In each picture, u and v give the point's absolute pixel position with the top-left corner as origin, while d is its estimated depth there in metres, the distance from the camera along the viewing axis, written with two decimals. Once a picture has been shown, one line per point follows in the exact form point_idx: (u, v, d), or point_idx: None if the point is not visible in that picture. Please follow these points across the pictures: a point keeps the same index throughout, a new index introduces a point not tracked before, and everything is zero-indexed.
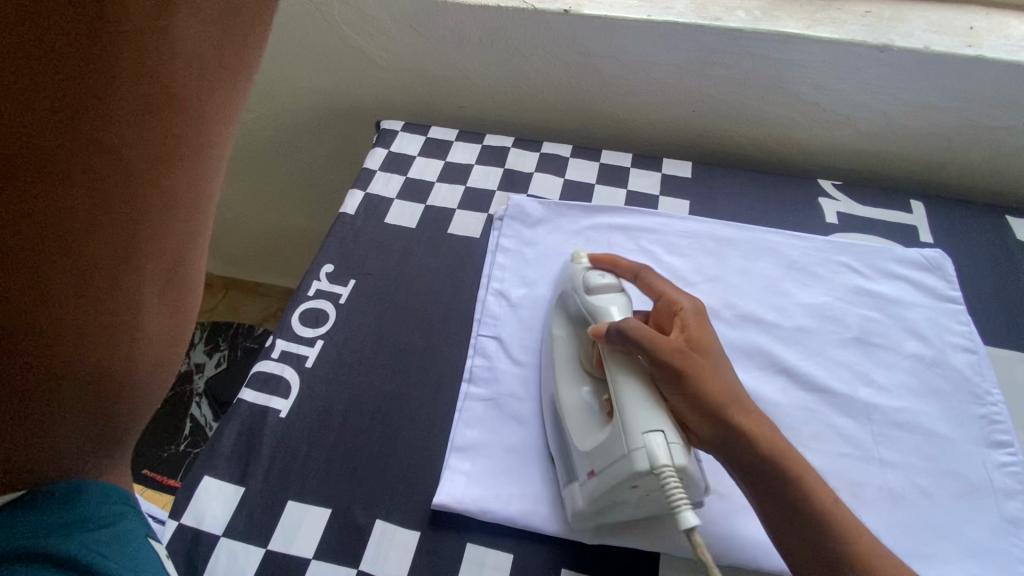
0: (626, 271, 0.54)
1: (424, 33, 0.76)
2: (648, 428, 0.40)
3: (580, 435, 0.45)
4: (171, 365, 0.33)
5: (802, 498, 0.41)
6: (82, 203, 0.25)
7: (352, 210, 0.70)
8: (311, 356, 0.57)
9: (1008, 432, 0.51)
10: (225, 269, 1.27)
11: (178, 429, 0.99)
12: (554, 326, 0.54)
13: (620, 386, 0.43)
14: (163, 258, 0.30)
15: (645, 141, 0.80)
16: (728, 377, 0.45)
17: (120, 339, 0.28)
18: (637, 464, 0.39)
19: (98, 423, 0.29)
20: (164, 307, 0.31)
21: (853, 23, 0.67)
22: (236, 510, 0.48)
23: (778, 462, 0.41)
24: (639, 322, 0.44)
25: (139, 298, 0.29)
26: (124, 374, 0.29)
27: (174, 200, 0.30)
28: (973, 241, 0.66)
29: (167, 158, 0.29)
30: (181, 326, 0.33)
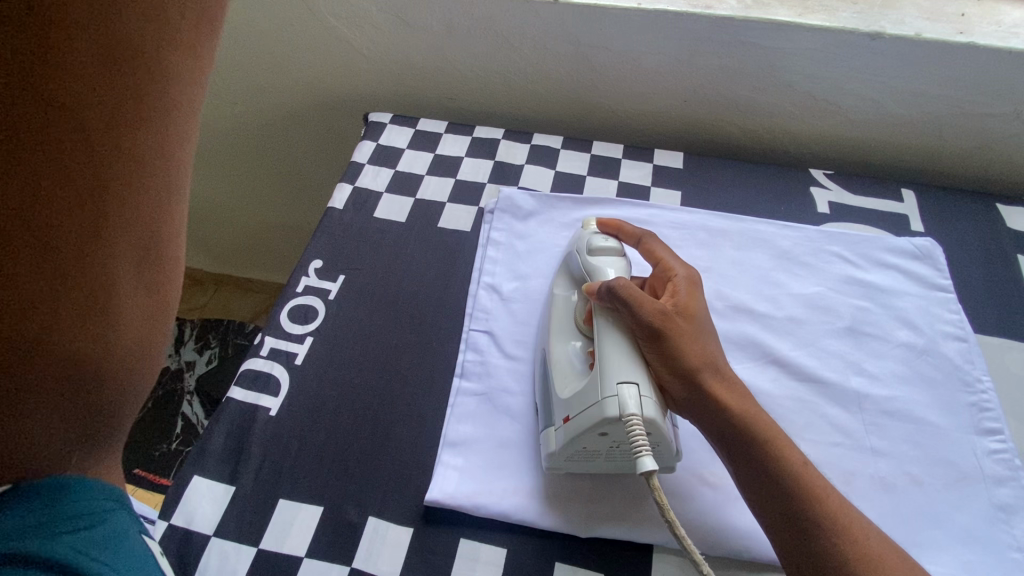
0: (632, 235, 0.55)
1: (412, 24, 0.75)
2: (624, 379, 0.42)
3: (561, 384, 0.47)
4: (156, 358, 0.30)
5: (772, 464, 0.41)
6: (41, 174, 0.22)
7: (341, 205, 0.69)
8: (301, 353, 0.57)
9: (999, 419, 0.51)
10: (213, 265, 1.26)
11: (169, 427, 0.98)
12: (555, 286, 0.54)
13: (603, 339, 0.45)
14: (141, 234, 0.26)
15: (637, 132, 0.80)
16: (710, 344, 0.45)
17: (96, 333, 0.25)
18: (608, 409, 0.41)
19: (83, 420, 0.27)
20: (143, 295, 0.27)
21: (845, 10, 0.66)
22: (227, 510, 0.47)
23: (750, 424, 0.42)
24: (630, 282, 0.45)
25: (114, 286, 0.25)
26: (102, 375, 0.26)
27: (146, 158, 0.25)
28: (964, 229, 0.66)
29: (132, 108, 0.24)
30: (164, 313, 0.29)
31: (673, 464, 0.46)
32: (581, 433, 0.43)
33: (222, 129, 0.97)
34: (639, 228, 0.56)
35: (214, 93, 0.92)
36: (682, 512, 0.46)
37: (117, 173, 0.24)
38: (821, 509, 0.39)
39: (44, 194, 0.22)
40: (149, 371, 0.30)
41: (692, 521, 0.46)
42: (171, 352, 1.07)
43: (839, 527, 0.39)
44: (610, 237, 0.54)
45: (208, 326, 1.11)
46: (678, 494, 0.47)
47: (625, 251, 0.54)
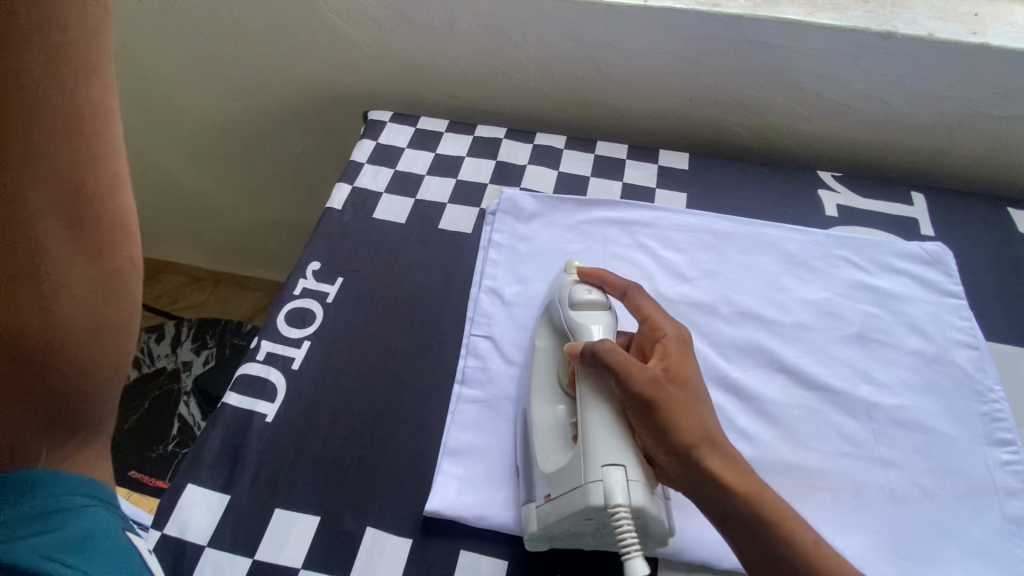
0: (617, 288, 0.51)
1: (412, 20, 0.73)
2: (610, 461, 0.40)
3: (543, 457, 0.45)
4: (116, 338, 0.30)
5: (782, 550, 0.38)
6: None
7: (339, 205, 0.67)
8: (298, 358, 0.55)
9: (1011, 430, 0.50)
10: (211, 263, 1.25)
11: (166, 428, 0.97)
12: (536, 339, 0.52)
13: (589, 413, 0.42)
14: (60, 187, 0.26)
15: (641, 132, 0.78)
16: (705, 415, 0.43)
17: (23, 290, 0.26)
18: (593, 497, 0.39)
19: (51, 399, 0.29)
20: (87, 305, 0.28)
21: (855, 9, 0.65)
22: (221, 519, 0.46)
23: (747, 502, 0.39)
24: (618, 348, 0.43)
25: (37, 242, 0.26)
26: (46, 342, 0.27)
27: (56, 107, 0.26)
28: (975, 234, 0.65)
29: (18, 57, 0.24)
30: (119, 318, 0.30)
31: (666, 541, 0.42)
32: (566, 517, 0.40)
33: (220, 125, 0.96)
34: (625, 279, 0.53)
35: (212, 90, 0.90)
36: (688, 525, 0.45)
37: (18, 123, 0.25)
38: None
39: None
40: (116, 346, 0.30)
41: (698, 534, 0.45)
42: (168, 352, 1.05)
43: None
44: (593, 287, 0.51)
45: (205, 325, 1.10)
46: (683, 506, 0.46)
47: (611, 305, 0.50)
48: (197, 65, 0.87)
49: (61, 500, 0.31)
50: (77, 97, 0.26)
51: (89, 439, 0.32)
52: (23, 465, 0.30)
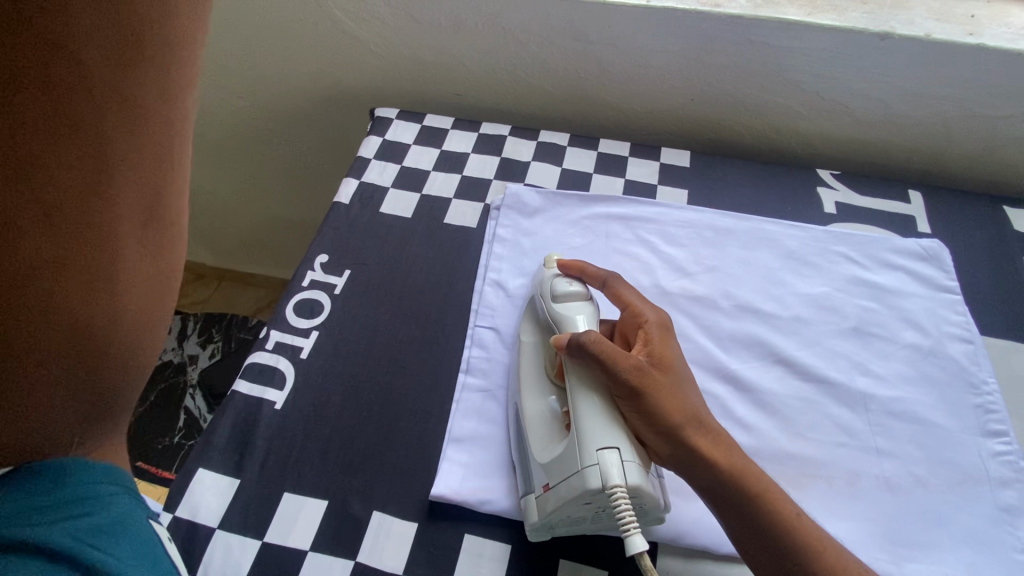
0: (596, 278, 0.53)
1: (419, 19, 0.74)
2: (604, 444, 0.41)
3: (539, 447, 0.45)
4: (154, 342, 0.31)
5: (770, 519, 0.40)
6: (48, 127, 0.23)
7: (346, 199, 0.69)
8: (306, 347, 0.57)
9: (1004, 421, 0.51)
10: (217, 259, 1.26)
11: (172, 421, 0.98)
12: (523, 333, 0.53)
13: (578, 401, 0.43)
14: (140, 192, 0.27)
15: (643, 131, 0.80)
16: (688, 394, 0.44)
17: (101, 294, 0.26)
18: (590, 480, 0.40)
19: (90, 403, 0.29)
20: (145, 301, 0.29)
21: (855, 10, 0.66)
22: (231, 503, 0.47)
23: (734, 475, 0.42)
24: (600, 337, 0.44)
25: (120, 248, 0.27)
26: (107, 346, 0.27)
27: (147, 120, 0.27)
28: (971, 231, 0.66)
29: (130, 71, 0.25)
30: (164, 315, 0.31)
31: (661, 516, 0.44)
32: (566, 504, 0.41)
33: (226, 122, 0.97)
34: (603, 268, 0.55)
35: (220, 87, 0.92)
36: (687, 511, 0.46)
37: (121, 131, 0.26)
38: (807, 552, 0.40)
39: (45, 145, 0.23)
40: (151, 349, 0.31)
41: (696, 519, 0.46)
42: (175, 346, 1.07)
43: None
44: (575, 279, 0.53)
45: (211, 320, 1.12)
46: (681, 492, 0.47)
47: (592, 295, 0.52)
48: (207, 63, 0.89)
49: (93, 488, 0.30)
50: (161, 114, 0.28)
51: (103, 441, 0.32)
52: (50, 459, 0.29)
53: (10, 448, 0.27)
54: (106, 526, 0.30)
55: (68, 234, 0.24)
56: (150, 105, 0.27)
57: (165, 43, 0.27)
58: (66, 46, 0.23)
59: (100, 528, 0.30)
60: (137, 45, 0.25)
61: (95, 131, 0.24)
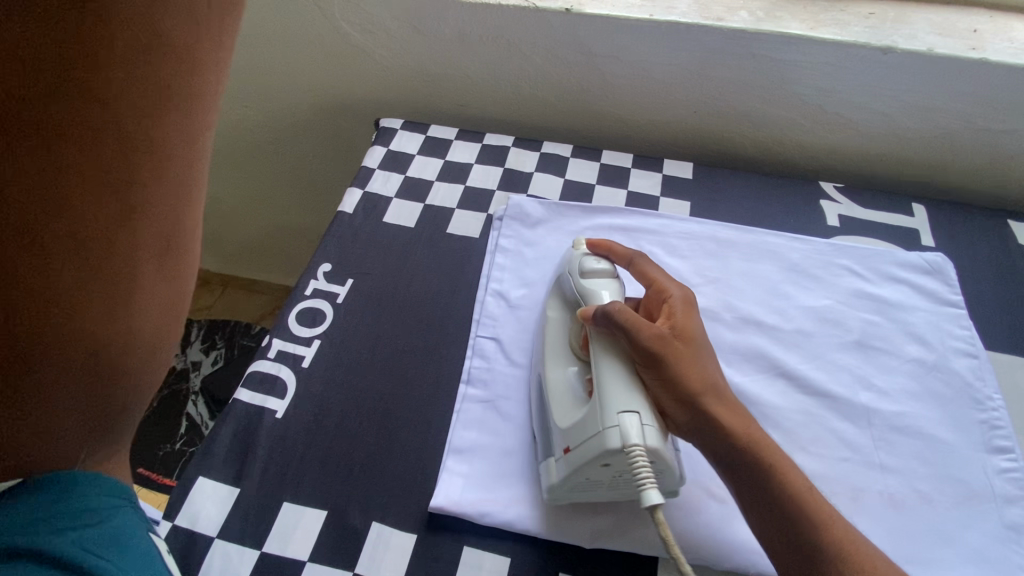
0: (622, 257, 0.54)
1: (424, 31, 0.75)
2: (624, 407, 0.41)
3: (560, 412, 0.46)
4: (162, 356, 0.37)
5: (779, 489, 0.40)
6: (76, 166, 0.30)
7: (350, 209, 0.69)
8: (308, 356, 0.57)
9: (1009, 437, 0.51)
10: (222, 266, 1.27)
11: (174, 428, 0.98)
12: (547, 308, 0.53)
13: (600, 367, 0.44)
14: (157, 224, 0.34)
15: (646, 142, 0.80)
16: (709, 366, 0.44)
17: (114, 310, 0.33)
18: (610, 440, 0.40)
19: (98, 404, 0.34)
20: (148, 323, 0.35)
21: (857, 24, 0.66)
22: (231, 512, 0.47)
23: (750, 449, 0.41)
24: (624, 305, 0.44)
25: (133, 269, 0.33)
26: (120, 356, 0.34)
27: (167, 158, 0.34)
28: (975, 245, 0.66)
29: (152, 125, 0.32)
30: (167, 338, 0.37)
31: (678, 488, 0.44)
32: (583, 464, 0.41)
33: (234, 131, 0.98)
34: (630, 248, 0.55)
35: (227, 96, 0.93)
36: (689, 525, 0.46)
37: (141, 170, 0.32)
38: (821, 531, 0.39)
39: (72, 177, 0.30)
40: (163, 358, 0.38)
41: (698, 533, 0.45)
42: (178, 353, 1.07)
43: (847, 556, 0.38)
44: (603, 257, 0.53)
45: (215, 328, 1.12)
46: (683, 507, 0.47)
47: (617, 273, 0.52)
48: None
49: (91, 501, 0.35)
50: (183, 161, 0.35)
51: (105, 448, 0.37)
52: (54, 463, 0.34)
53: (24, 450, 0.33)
54: (108, 539, 0.34)
55: (90, 256, 0.31)
56: (173, 148, 0.34)
57: (186, 97, 0.34)
58: (99, 101, 0.30)
59: (101, 541, 0.33)
60: (165, 96, 0.32)
61: (116, 181, 0.31)
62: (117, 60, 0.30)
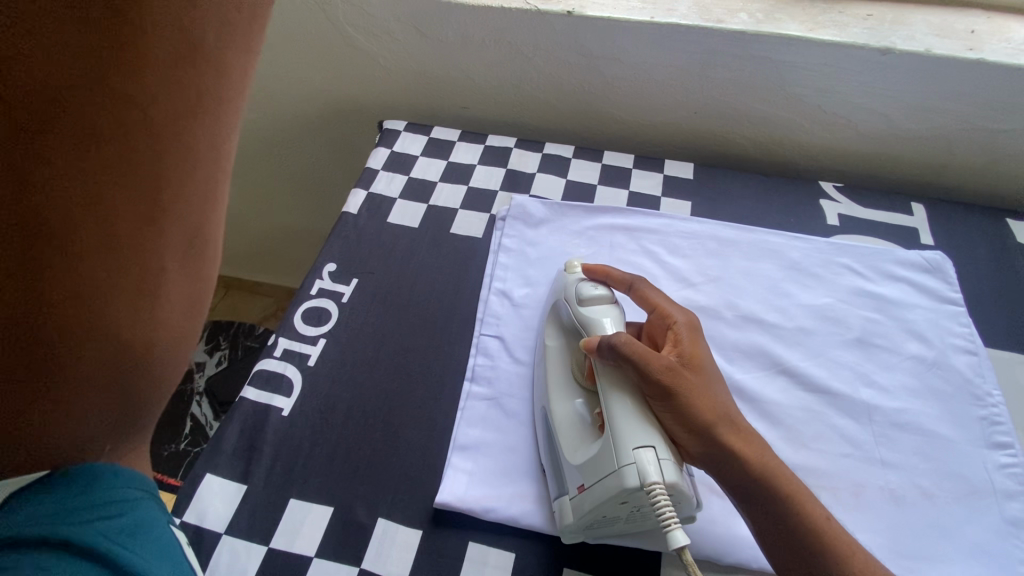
0: (621, 282, 0.54)
1: (427, 34, 0.76)
2: (640, 443, 0.41)
3: (571, 448, 0.46)
4: (184, 359, 0.34)
5: (796, 516, 0.41)
6: (110, 164, 0.25)
7: (355, 209, 0.70)
8: (314, 354, 0.57)
9: (1009, 433, 0.51)
10: (225, 268, 1.28)
11: (179, 428, 0.99)
12: (546, 337, 0.54)
13: (610, 402, 0.44)
14: (189, 221, 0.30)
15: (647, 143, 0.81)
16: (719, 395, 0.45)
17: (148, 318, 0.29)
18: (628, 479, 0.40)
19: (120, 416, 0.31)
20: (180, 331, 0.31)
21: (856, 25, 0.67)
22: (238, 508, 0.48)
23: (766, 478, 0.42)
24: (630, 337, 0.45)
25: (166, 272, 0.29)
26: (148, 364, 0.30)
27: (198, 150, 0.29)
28: (974, 243, 0.67)
29: (189, 116, 0.28)
30: (195, 340, 0.34)
31: (694, 514, 0.44)
32: (603, 504, 0.41)
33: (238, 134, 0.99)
34: (627, 273, 0.56)
35: None
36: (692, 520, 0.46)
37: (176, 165, 0.28)
38: (839, 557, 0.40)
39: (106, 175, 0.25)
40: (189, 357, 0.34)
41: (701, 529, 0.46)
42: None
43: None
44: (600, 283, 0.53)
45: (219, 329, 1.13)
46: None
47: (616, 299, 0.53)
48: None
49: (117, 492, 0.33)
50: (214, 150, 0.31)
51: (126, 447, 0.34)
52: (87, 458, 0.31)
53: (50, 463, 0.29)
54: (132, 531, 0.33)
55: (122, 264, 0.27)
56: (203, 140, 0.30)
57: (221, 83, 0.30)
58: (134, 96, 0.25)
59: (126, 531, 0.33)
60: (195, 84, 0.28)
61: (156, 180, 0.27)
62: (150, 39, 0.25)
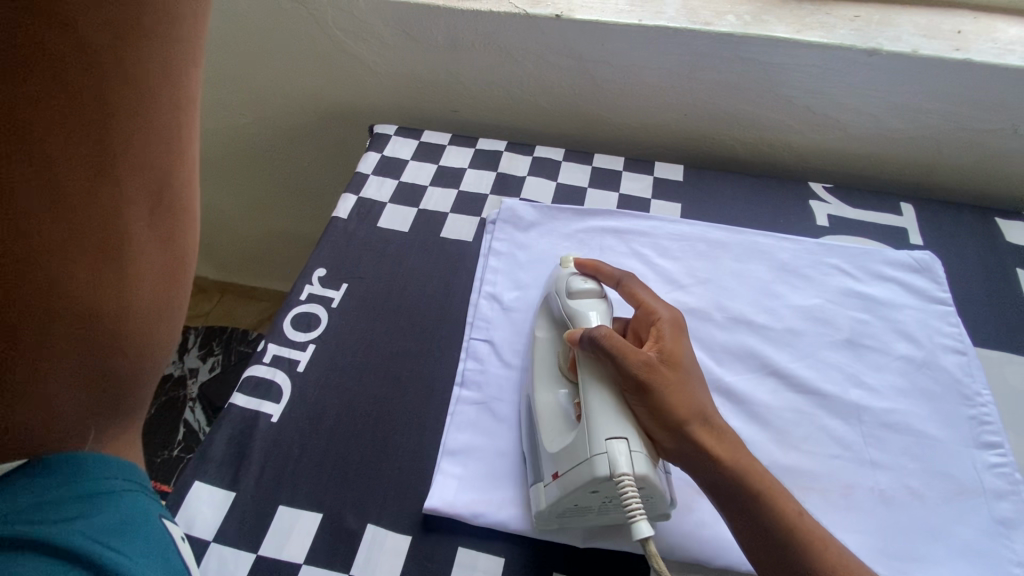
0: (610, 277, 0.54)
1: (417, 37, 0.76)
2: (612, 434, 0.41)
3: (549, 435, 0.46)
4: (165, 333, 0.34)
5: (768, 514, 0.41)
6: (49, 104, 0.26)
7: (345, 214, 0.70)
8: (303, 360, 0.57)
9: (998, 433, 0.51)
10: (219, 273, 1.27)
11: (171, 434, 0.98)
12: (535, 329, 0.54)
13: (588, 393, 0.44)
14: (150, 179, 0.30)
15: (638, 145, 0.81)
16: (698, 392, 0.45)
17: (108, 276, 0.29)
18: (598, 468, 0.40)
19: (96, 379, 0.31)
20: (149, 292, 0.32)
21: (843, 27, 0.67)
22: (226, 515, 0.48)
23: (740, 476, 0.42)
24: (611, 331, 0.45)
25: (126, 229, 0.30)
26: (119, 326, 0.31)
27: (153, 96, 0.29)
28: (963, 243, 0.67)
29: (137, 64, 0.28)
30: (172, 305, 0.34)
31: (668, 512, 0.44)
32: (572, 493, 0.42)
33: (230, 139, 0.98)
34: (617, 268, 0.56)
35: (222, 104, 0.93)
36: (679, 523, 0.46)
37: (126, 114, 0.28)
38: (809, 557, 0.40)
39: (51, 127, 0.26)
40: (169, 330, 0.34)
41: (689, 533, 0.46)
42: (175, 359, 1.08)
43: None
44: (590, 277, 0.54)
45: (212, 334, 1.12)
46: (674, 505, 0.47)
47: (605, 293, 0.53)
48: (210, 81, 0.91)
49: (103, 483, 0.33)
50: (174, 104, 0.30)
51: (112, 425, 0.35)
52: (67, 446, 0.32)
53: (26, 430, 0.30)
54: (117, 528, 0.32)
55: (72, 214, 0.27)
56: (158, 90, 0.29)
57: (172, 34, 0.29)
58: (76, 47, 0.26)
59: (111, 529, 0.31)
60: (145, 39, 0.28)
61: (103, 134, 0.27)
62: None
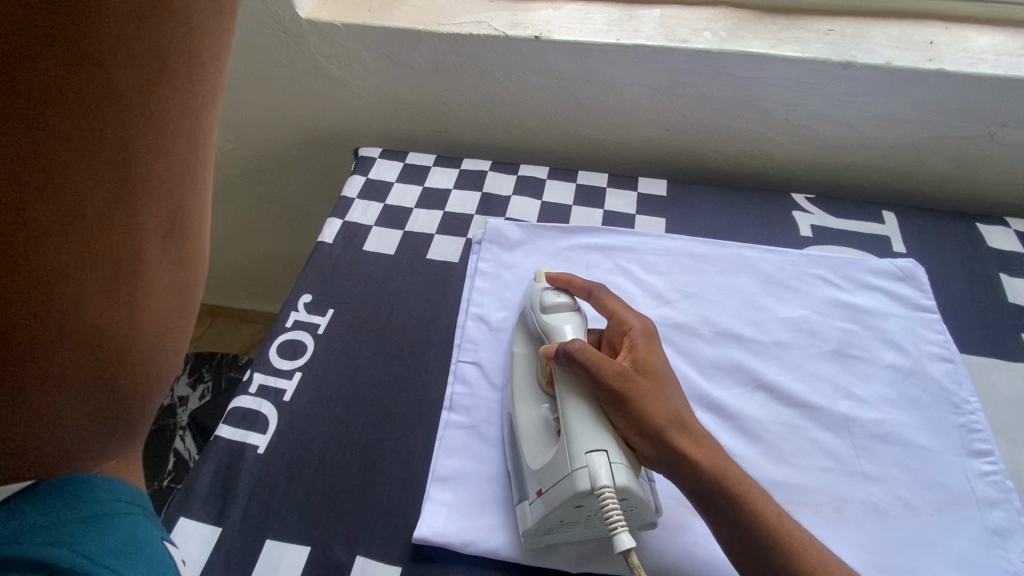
0: (581, 289, 0.54)
1: (399, 62, 0.77)
2: (592, 447, 0.41)
3: (531, 454, 0.46)
4: (175, 356, 0.32)
5: (751, 521, 0.40)
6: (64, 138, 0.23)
7: (330, 239, 0.70)
8: (289, 390, 0.57)
9: (988, 440, 0.51)
10: (209, 297, 1.27)
11: (162, 464, 0.97)
12: (513, 346, 0.54)
13: (566, 406, 0.44)
14: (165, 205, 0.28)
15: (622, 161, 0.81)
16: (673, 398, 0.45)
17: (123, 310, 0.27)
18: (580, 482, 0.40)
19: (106, 417, 0.29)
20: (162, 323, 0.29)
21: (816, 41, 0.68)
22: (213, 551, 0.46)
23: (720, 481, 0.41)
24: (586, 344, 0.45)
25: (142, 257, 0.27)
26: (130, 364, 0.28)
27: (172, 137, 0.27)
28: (945, 250, 0.67)
29: (152, 90, 0.25)
30: (183, 329, 0.32)
31: (655, 520, 0.45)
32: (556, 509, 0.41)
33: (217, 165, 0.98)
34: (589, 279, 0.56)
35: None
36: (671, 544, 0.46)
37: (143, 141, 0.25)
38: (796, 562, 0.39)
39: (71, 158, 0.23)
40: (177, 356, 0.32)
41: (683, 553, 0.45)
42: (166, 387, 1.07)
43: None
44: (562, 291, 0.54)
45: (202, 360, 1.12)
46: (666, 525, 0.47)
47: (578, 306, 0.53)
48: None
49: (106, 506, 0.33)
50: (188, 134, 0.28)
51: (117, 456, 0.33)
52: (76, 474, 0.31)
53: (47, 463, 0.29)
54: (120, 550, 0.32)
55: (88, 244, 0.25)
56: (167, 109, 0.26)
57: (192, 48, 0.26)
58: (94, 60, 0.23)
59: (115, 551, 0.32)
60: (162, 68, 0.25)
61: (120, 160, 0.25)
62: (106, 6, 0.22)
